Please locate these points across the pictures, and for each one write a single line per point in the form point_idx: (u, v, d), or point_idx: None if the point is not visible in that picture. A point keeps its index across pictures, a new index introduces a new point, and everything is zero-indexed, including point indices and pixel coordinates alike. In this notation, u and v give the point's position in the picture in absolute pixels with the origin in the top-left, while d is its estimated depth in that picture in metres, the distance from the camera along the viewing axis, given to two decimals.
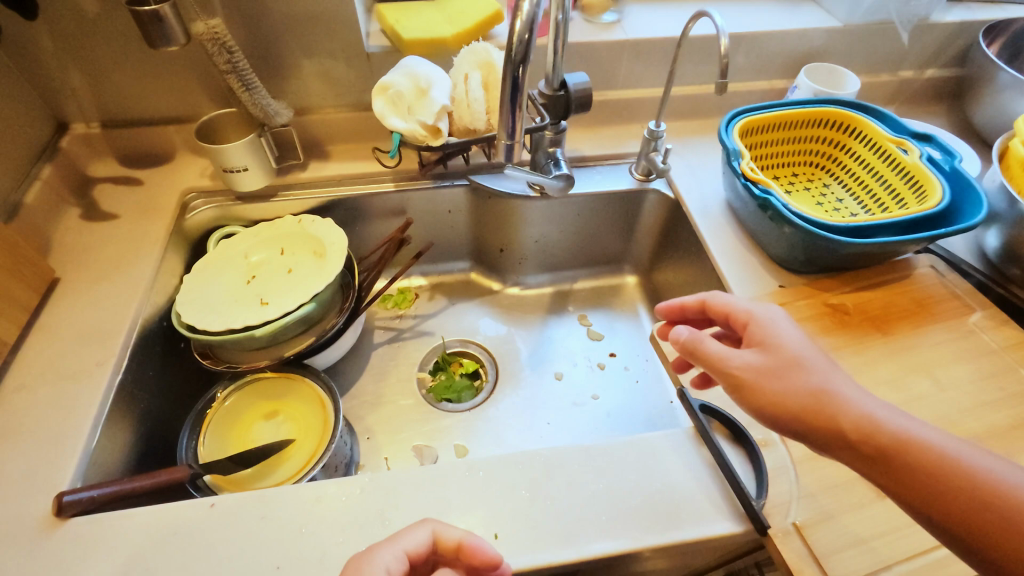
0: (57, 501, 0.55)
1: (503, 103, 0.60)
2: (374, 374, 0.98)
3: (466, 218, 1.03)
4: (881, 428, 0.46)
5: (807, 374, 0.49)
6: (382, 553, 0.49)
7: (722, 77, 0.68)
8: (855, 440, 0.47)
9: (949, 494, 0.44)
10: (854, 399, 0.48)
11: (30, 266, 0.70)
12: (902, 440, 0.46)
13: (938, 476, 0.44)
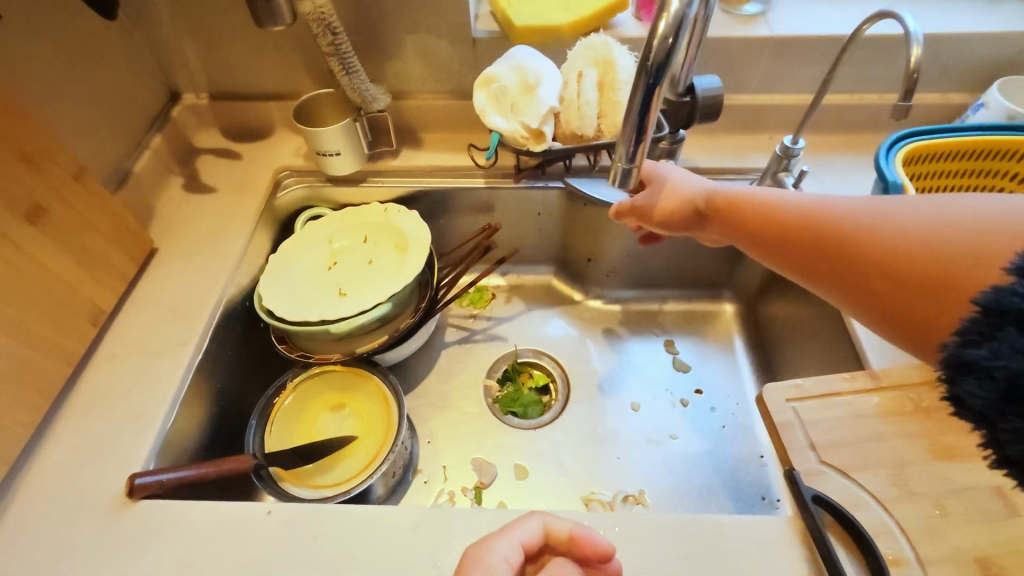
0: (129, 483, 0.57)
1: (629, 118, 0.48)
2: (442, 374, 0.94)
3: (555, 222, 0.95)
4: (779, 212, 0.48)
5: (717, 195, 0.56)
6: (498, 543, 0.48)
7: (905, 99, 0.55)
8: (782, 222, 0.48)
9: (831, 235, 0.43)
10: (771, 197, 0.50)
11: (132, 236, 0.72)
12: (813, 218, 0.45)
13: (834, 237, 0.42)
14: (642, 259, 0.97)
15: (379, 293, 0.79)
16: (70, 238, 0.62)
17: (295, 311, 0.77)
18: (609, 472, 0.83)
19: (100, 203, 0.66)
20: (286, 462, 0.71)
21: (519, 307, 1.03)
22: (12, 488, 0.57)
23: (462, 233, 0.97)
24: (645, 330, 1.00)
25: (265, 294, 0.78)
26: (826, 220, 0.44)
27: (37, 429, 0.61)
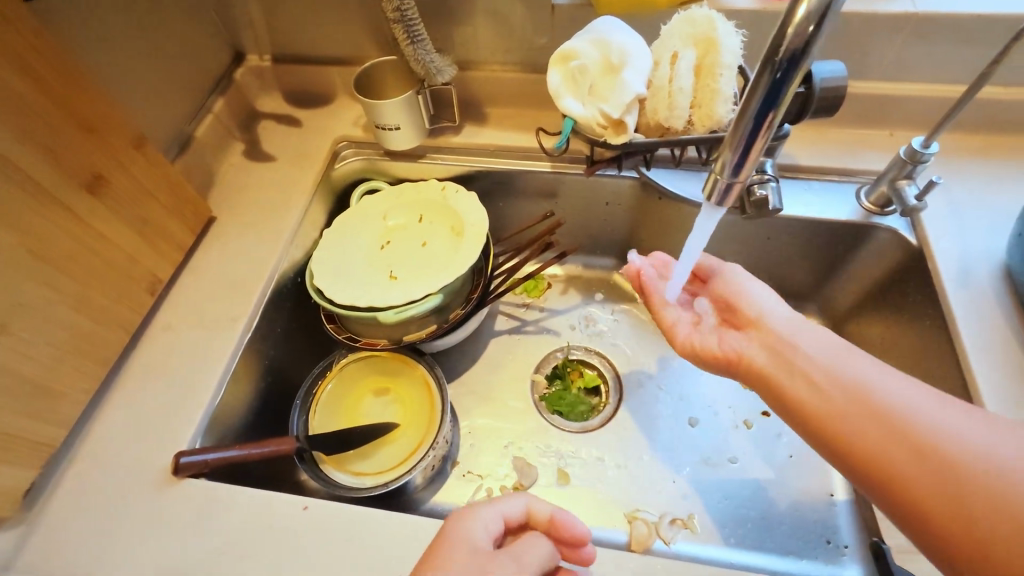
0: (176, 460, 0.57)
1: (738, 121, 0.39)
2: (489, 364, 0.90)
3: (625, 214, 0.87)
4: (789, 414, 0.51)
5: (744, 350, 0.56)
6: (484, 511, 0.52)
7: None
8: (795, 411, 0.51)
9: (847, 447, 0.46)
10: (804, 369, 0.51)
11: (191, 205, 0.72)
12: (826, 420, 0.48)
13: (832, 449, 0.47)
14: None
15: (430, 283, 0.74)
16: (130, 209, 0.62)
17: (342, 293, 0.74)
18: (656, 490, 0.78)
19: (159, 173, 0.65)
20: (327, 445, 0.69)
21: (575, 300, 0.97)
22: (73, 448, 0.60)
23: (521, 218, 0.90)
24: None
25: (315, 272, 0.76)
26: (884, 425, 0.45)
27: (98, 392, 0.63)
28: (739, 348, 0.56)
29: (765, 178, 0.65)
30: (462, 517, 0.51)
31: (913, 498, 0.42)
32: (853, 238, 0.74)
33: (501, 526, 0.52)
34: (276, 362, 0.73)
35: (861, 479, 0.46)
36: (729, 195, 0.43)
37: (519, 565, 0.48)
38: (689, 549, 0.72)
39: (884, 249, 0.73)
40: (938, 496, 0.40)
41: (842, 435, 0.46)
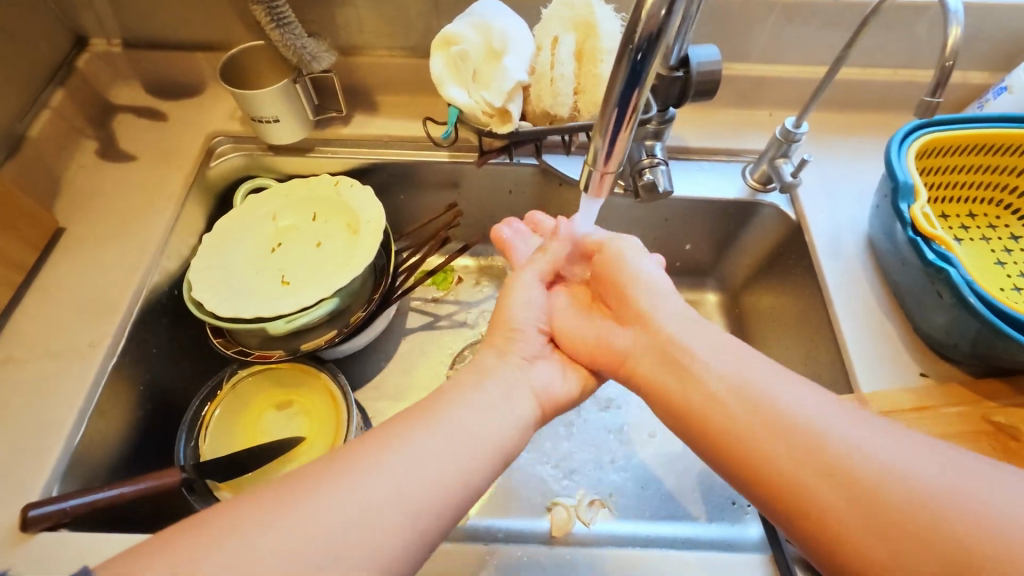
0: (23, 514, 0.49)
1: (605, 105, 0.38)
2: (403, 365, 0.87)
3: (528, 202, 0.85)
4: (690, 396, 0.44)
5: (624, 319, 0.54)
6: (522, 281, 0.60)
7: (932, 95, 0.52)
8: (694, 405, 0.44)
9: (753, 451, 0.39)
10: (709, 366, 0.45)
11: (28, 217, 0.62)
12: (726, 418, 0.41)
13: (733, 445, 0.40)
14: None
15: (324, 287, 0.68)
16: None
17: (225, 304, 0.67)
18: (575, 474, 0.79)
19: None
20: (222, 469, 0.63)
21: (488, 291, 0.95)
22: None
23: (425, 211, 0.87)
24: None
25: (193, 283, 0.68)
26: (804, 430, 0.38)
27: None
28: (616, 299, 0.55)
29: (655, 162, 0.66)
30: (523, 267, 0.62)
31: (805, 508, 0.36)
32: (743, 215, 0.78)
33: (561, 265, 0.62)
34: (154, 386, 0.65)
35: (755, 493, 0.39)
36: (601, 181, 0.43)
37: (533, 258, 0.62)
38: (608, 528, 0.74)
39: (769, 224, 0.77)
40: (828, 508, 0.35)
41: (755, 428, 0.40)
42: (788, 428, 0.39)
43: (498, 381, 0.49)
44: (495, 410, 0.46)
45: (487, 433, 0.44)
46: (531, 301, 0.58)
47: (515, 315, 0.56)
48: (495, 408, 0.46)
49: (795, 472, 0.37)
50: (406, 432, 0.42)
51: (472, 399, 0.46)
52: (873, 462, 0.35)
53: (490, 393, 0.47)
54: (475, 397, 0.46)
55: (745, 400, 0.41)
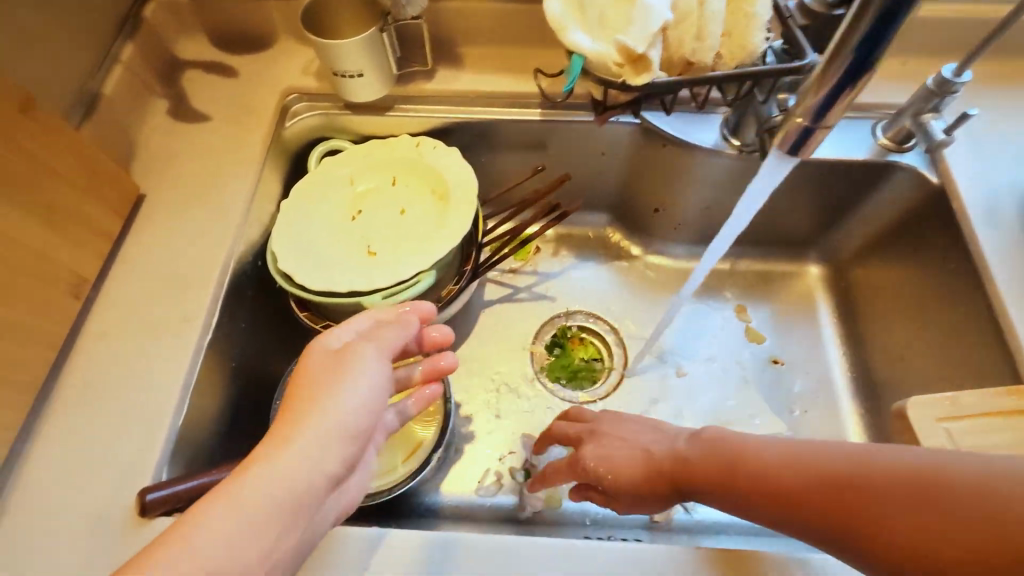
0: (140, 499, 0.47)
1: (834, 55, 0.37)
2: (485, 340, 0.83)
3: (622, 164, 0.79)
4: (747, 462, 0.44)
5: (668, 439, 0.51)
6: (339, 332, 0.44)
7: None
8: (759, 478, 0.43)
9: (828, 506, 0.39)
10: (728, 442, 0.46)
11: (110, 182, 0.58)
12: (782, 482, 0.42)
13: (810, 510, 0.40)
14: (721, 214, 0.81)
15: (420, 260, 0.64)
16: (24, 191, 0.48)
17: (317, 278, 0.63)
18: None
19: (57, 142, 0.51)
20: None
21: (568, 262, 0.89)
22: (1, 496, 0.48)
23: (508, 176, 0.81)
24: (707, 294, 0.88)
25: (279, 254, 0.64)
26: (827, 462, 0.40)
27: (25, 424, 0.51)
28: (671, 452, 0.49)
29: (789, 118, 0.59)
30: (315, 348, 0.43)
31: (910, 543, 0.35)
32: (873, 179, 0.71)
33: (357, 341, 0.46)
34: (245, 362, 0.63)
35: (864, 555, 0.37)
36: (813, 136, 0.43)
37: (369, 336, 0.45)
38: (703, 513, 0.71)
39: (902, 190, 0.70)
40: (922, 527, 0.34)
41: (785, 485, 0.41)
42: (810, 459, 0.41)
43: (288, 478, 0.35)
44: (268, 517, 0.34)
45: (262, 555, 0.33)
46: (358, 384, 0.40)
47: (319, 405, 0.38)
48: (281, 517, 0.35)
49: (843, 484, 0.39)
50: (216, 524, 0.33)
51: (245, 515, 0.33)
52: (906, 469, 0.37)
53: (254, 498, 0.34)
54: (247, 494, 0.34)
55: (801, 468, 0.41)
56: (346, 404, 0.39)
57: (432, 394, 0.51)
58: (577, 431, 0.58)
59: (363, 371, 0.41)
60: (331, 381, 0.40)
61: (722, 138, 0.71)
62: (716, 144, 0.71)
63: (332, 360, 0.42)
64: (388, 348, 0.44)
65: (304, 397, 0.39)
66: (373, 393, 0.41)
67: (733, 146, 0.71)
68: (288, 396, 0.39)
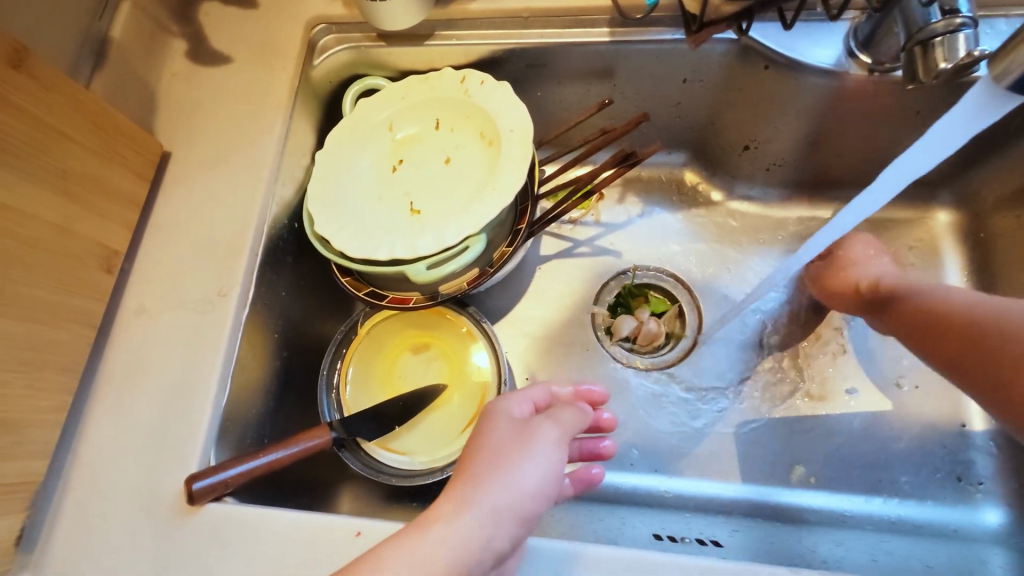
0: (187, 488, 0.45)
1: None
2: (540, 302, 0.75)
3: (709, 92, 0.65)
4: (906, 300, 0.58)
5: (888, 278, 0.62)
6: (513, 399, 0.46)
7: None
8: (943, 308, 0.55)
9: (953, 320, 0.53)
10: (939, 291, 0.57)
11: (131, 143, 0.53)
12: (945, 304, 0.55)
13: (970, 329, 0.52)
14: (832, 149, 0.66)
15: (469, 220, 0.55)
16: (36, 160, 0.44)
17: (359, 243, 0.56)
18: (755, 437, 0.67)
19: (63, 101, 0.46)
20: (372, 426, 0.58)
21: (636, 209, 0.78)
22: (58, 478, 0.48)
23: (569, 112, 0.69)
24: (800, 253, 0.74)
25: (315, 217, 0.58)
26: (989, 308, 0.52)
27: (74, 405, 0.50)
28: (881, 279, 0.62)
29: (956, 23, 0.45)
30: (496, 412, 0.44)
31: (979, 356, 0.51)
32: None
33: (533, 411, 0.46)
34: (285, 333, 0.59)
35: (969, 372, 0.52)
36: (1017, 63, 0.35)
37: (562, 424, 0.43)
38: (770, 495, 0.64)
39: None
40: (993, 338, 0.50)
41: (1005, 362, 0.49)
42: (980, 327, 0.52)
43: (459, 545, 0.35)
44: None
45: None
46: (536, 458, 0.39)
47: (495, 473, 0.38)
48: None
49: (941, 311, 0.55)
50: None
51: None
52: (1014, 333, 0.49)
53: (428, 560, 0.34)
54: (428, 550, 0.35)
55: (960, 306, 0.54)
56: (524, 476, 0.38)
57: (592, 475, 0.51)
58: (871, 283, 0.63)
59: (543, 455, 0.40)
60: (511, 450, 0.40)
61: (847, 54, 0.56)
62: (837, 62, 0.56)
63: (515, 428, 0.42)
64: (567, 429, 0.43)
65: (484, 458, 0.39)
66: (547, 469, 0.39)
67: (861, 63, 0.56)
68: (466, 455, 0.40)
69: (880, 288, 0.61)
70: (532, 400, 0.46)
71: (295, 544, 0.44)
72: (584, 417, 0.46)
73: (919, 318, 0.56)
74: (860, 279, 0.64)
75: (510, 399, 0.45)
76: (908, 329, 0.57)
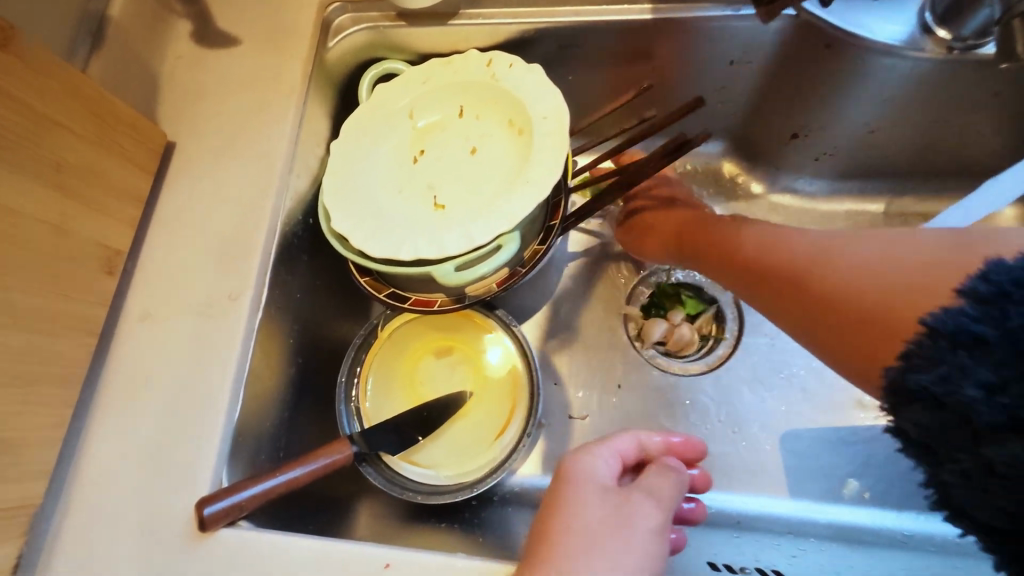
0: (198, 513, 0.41)
1: None
2: (569, 302, 0.70)
3: (756, 75, 0.60)
4: (707, 226, 0.60)
5: (710, 220, 0.61)
6: (596, 453, 0.42)
7: None
8: (745, 251, 0.55)
9: (769, 260, 0.52)
10: (752, 228, 0.56)
11: (133, 133, 0.49)
12: (768, 242, 0.53)
13: (794, 275, 0.49)
14: (890, 137, 0.61)
15: (501, 216, 0.50)
16: (24, 150, 0.40)
17: (380, 241, 0.51)
18: (801, 448, 0.62)
19: (58, 88, 0.42)
20: (394, 439, 0.54)
21: None
22: (57, 500, 0.44)
23: (602, 98, 0.64)
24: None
25: (332, 213, 0.53)
26: (835, 249, 0.47)
27: (74, 418, 0.46)
28: (676, 215, 0.64)
29: None
30: (576, 470, 0.40)
31: (811, 290, 0.47)
32: None
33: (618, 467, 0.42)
34: (301, 338, 0.55)
35: (823, 317, 0.46)
36: None
37: (655, 491, 0.39)
38: (820, 511, 0.60)
39: None
40: (828, 262, 0.47)
41: (800, 288, 0.48)
42: (803, 263, 0.49)
43: None
44: None
45: None
46: (628, 541, 0.36)
47: (585, 558, 0.35)
48: None
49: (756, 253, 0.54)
50: None
51: None
52: (858, 265, 0.45)
53: None
54: None
55: (782, 254, 0.51)
56: (617, 562, 0.35)
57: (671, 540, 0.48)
58: (676, 228, 0.63)
59: (636, 536, 0.36)
60: (601, 528, 0.36)
61: (921, 30, 0.51)
62: (909, 39, 0.51)
63: (611, 504, 0.38)
64: (668, 506, 0.39)
65: (569, 533, 0.36)
66: (642, 553, 0.36)
67: (938, 40, 0.51)
68: (548, 527, 0.37)
69: (706, 220, 0.61)
70: (617, 455, 0.42)
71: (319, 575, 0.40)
72: (683, 476, 0.42)
73: (674, 232, 0.62)
74: (673, 216, 0.64)
75: (592, 455, 0.41)
76: (744, 288, 0.55)
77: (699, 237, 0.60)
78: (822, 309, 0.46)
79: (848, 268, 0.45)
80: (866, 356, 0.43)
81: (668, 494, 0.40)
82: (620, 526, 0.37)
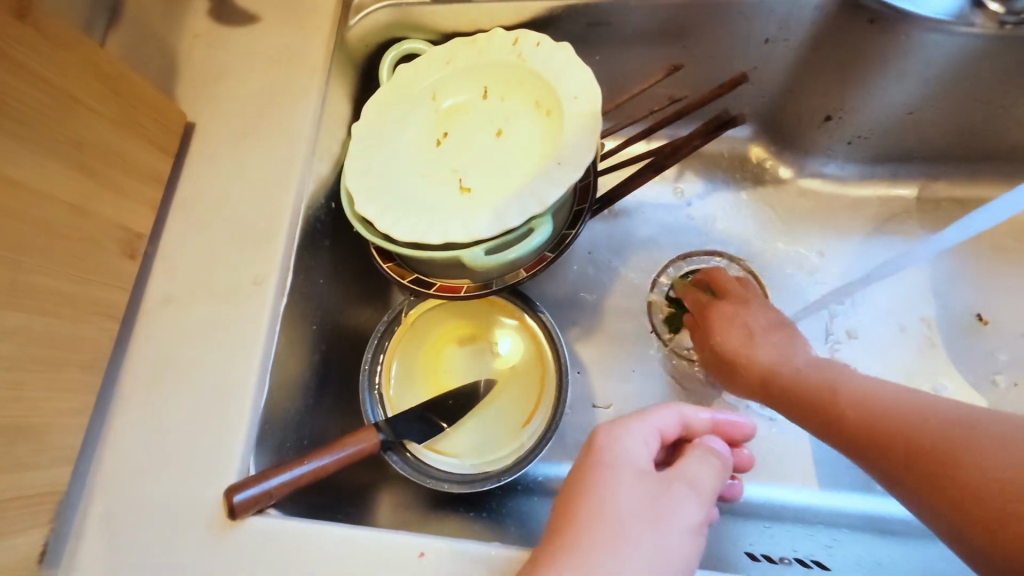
0: (227, 501, 0.40)
1: None
2: (591, 291, 0.69)
3: (789, 55, 0.58)
4: (798, 380, 0.49)
5: (783, 357, 0.53)
6: (635, 427, 0.40)
7: None
8: (805, 390, 0.48)
9: (894, 411, 0.41)
10: (864, 381, 0.45)
11: (153, 112, 0.47)
12: (862, 391, 0.44)
13: (853, 411, 0.43)
14: (927, 119, 0.60)
15: (532, 199, 0.49)
16: (46, 128, 0.39)
17: (407, 225, 0.50)
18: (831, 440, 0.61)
19: (77, 63, 0.41)
20: (420, 427, 0.53)
21: (695, 187, 0.71)
22: (81, 487, 0.43)
23: (629, 81, 0.62)
24: (874, 238, 0.67)
25: (355, 195, 0.52)
26: (876, 399, 0.42)
27: (97, 404, 0.45)
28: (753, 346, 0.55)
29: None
30: (611, 448, 0.39)
31: (928, 455, 0.37)
32: None
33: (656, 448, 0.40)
34: (323, 325, 0.53)
35: (882, 461, 0.39)
36: None
37: (693, 479, 0.38)
38: (852, 503, 0.59)
39: None
40: (946, 445, 0.36)
41: (893, 428, 0.40)
42: (908, 425, 0.39)
43: None
44: None
45: None
46: (664, 528, 0.35)
47: (616, 539, 0.34)
48: None
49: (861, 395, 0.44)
50: None
51: None
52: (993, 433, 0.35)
53: None
54: None
55: (901, 406, 0.41)
56: (649, 547, 0.34)
57: None
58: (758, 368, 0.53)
59: (671, 522, 0.35)
60: (635, 511, 0.35)
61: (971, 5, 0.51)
62: (959, 13, 0.51)
63: (650, 486, 0.37)
64: (708, 495, 0.37)
65: (601, 513, 0.35)
66: (679, 542, 0.34)
67: (990, 13, 0.50)
68: (578, 502, 0.36)
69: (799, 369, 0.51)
70: (657, 432, 0.40)
71: (352, 564, 0.39)
72: (722, 465, 0.40)
73: (755, 375, 0.54)
74: (719, 342, 0.57)
75: (631, 433, 0.40)
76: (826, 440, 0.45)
77: (760, 370, 0.53)
78: (939, 468, 0.36)
79: (986, 429, 0.35)
80: (976, 518, 0.33)
81: (707, 483, 0.38)
82: (659, 508, 0.35)
